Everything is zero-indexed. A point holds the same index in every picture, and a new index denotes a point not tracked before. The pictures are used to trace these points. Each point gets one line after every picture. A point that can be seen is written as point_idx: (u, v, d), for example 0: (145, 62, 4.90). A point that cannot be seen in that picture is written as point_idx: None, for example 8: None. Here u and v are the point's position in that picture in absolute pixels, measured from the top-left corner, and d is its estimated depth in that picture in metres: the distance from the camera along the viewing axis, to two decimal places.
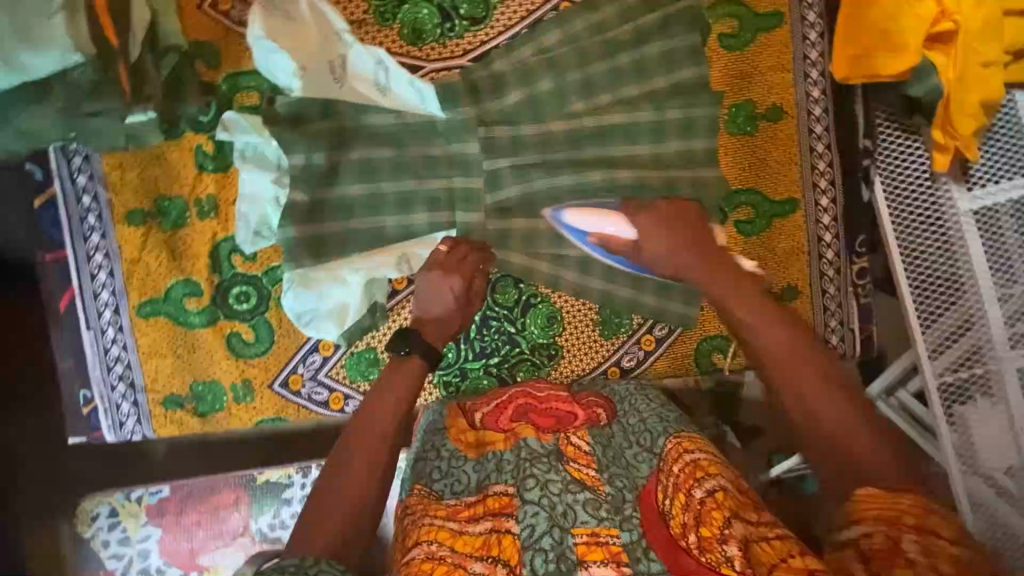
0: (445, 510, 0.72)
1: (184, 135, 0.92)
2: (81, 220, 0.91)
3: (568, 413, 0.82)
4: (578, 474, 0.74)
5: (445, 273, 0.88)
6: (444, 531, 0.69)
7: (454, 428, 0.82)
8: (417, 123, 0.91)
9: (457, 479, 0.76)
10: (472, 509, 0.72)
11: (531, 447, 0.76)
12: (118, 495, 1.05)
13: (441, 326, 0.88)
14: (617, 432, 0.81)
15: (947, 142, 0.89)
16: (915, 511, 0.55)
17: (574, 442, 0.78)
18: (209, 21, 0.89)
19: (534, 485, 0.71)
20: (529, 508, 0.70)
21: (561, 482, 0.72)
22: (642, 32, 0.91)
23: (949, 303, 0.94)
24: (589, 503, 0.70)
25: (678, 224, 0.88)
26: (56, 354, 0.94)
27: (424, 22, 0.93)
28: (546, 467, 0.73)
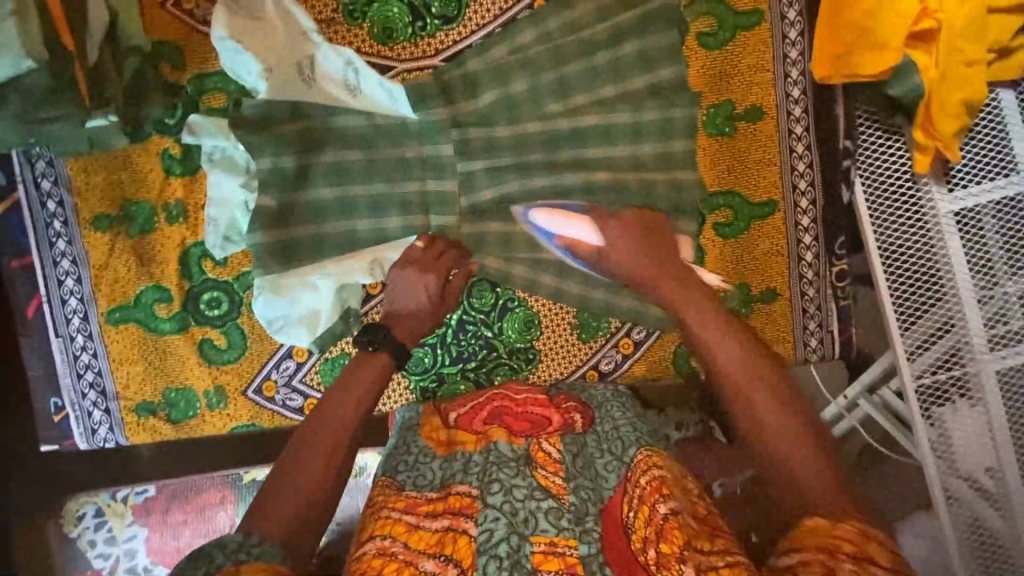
0: (405, 504, 0.71)
1: (150, 139, 0.90)
2: (47, 226, 0.90)
3: (544, 417, 0.82)
4: (545, 480, 0.73)
5: (422, 271, 0.86)
6: (401, 525, 0.67)
7: (427, 426, 0.83)
8: (389, 125, 0.89)
9: (422, 474, 0.75)
10: (432, 505, 0.71)
11: (500, 451, 0.75)
12: (104, 495, 1.03)
13: (412, 322, 0.86)
14: (591, 440, 0.81)
15: (928, 142, 0.88)
16: (855, 540, 0.54)
17: (544, 448, 0.77)
18: (174, 20, 0.87)
19: (497, 490, 0.69)
20: (490, 512, 0.67)
21: (526, 489, 0.70)
22: (618, 31, 0.89)
23: (930, 305, 0.93)
24: (551, 512, 0.68)
25: (654, 232, 0.83)
26: (26, 361, 0.93)
27: (395, 21, 0.91)
28: (512, 472, 0.72)
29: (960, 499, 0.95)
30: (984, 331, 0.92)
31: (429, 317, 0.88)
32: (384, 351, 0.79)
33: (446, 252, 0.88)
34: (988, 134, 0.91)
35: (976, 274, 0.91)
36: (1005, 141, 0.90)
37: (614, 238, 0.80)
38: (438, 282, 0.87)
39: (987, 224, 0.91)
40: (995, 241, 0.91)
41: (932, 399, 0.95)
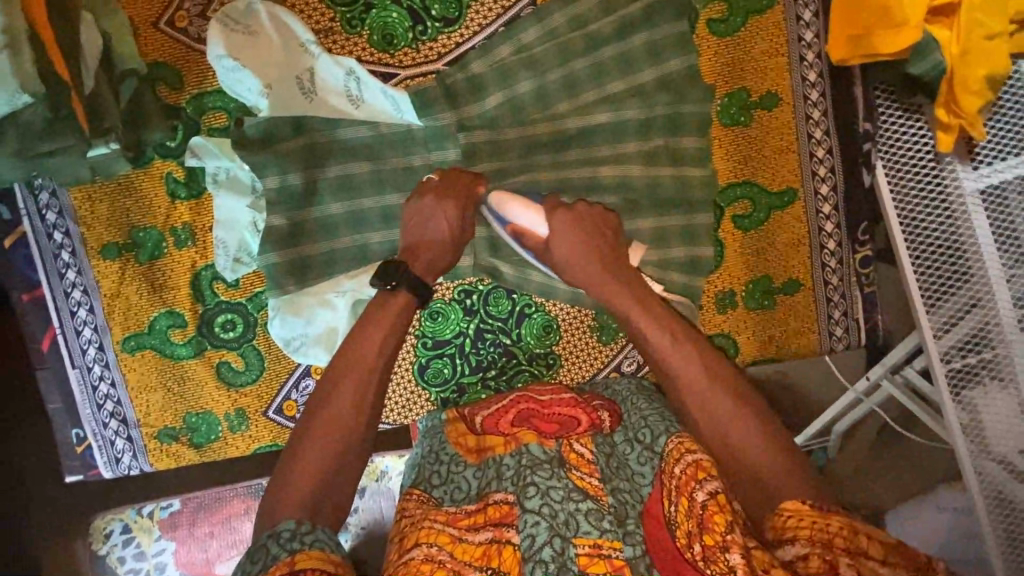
0: (446, 515, 0.68)
1: (152, 163, 0.88)
2: (55, 257, 0.88)
3: (572, 419, 0.77)
4: (581, 481, 0.69)
5: (439, 199, 0.80)
6: (445, 536, 0.65)
7: (454, 431, 0.81)
8: (394, 135, 0.87)
9: (458, 486, 0.74)
10: (472, 518, 0.68)
11: (532, 453, 0.72)
12: (130, 512, 1.00)
13: (428, 257, 0.79)
14: (620, 440, 0.77)
15: (950, 119, 0.85)
16: (844, 534, 0.55)
17: (576, 449, 0.73)
18: (167, 39, 0.84)
19: (534, 493, 0.67)
20: (529, 517, 0.65)
21: (562, 490, 0.67)
22: (625, 24, 0.86)
23: (956, 286, 0.90)
24: (591, 513, 0.65)
25: (600, 232, 0.81)
26: (45, 394, 0.93)
27: (394, 27, 0.87)
28: (546, 474, 0.69)
29: (993, 482, 0.93)
30: (1012, 310, 0.89)
31: (449, 256, 0.81)
32: (405, 289, 0.75)
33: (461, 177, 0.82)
34: (1011, 110, 0.88)
35: (1003, 253, 0.88)
36: None
37: (560, 234, 0.80)
38: (456, 214, 0.80)
39: (1014, 200, 0.88)
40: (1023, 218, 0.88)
41: (962, 382, 0.93)
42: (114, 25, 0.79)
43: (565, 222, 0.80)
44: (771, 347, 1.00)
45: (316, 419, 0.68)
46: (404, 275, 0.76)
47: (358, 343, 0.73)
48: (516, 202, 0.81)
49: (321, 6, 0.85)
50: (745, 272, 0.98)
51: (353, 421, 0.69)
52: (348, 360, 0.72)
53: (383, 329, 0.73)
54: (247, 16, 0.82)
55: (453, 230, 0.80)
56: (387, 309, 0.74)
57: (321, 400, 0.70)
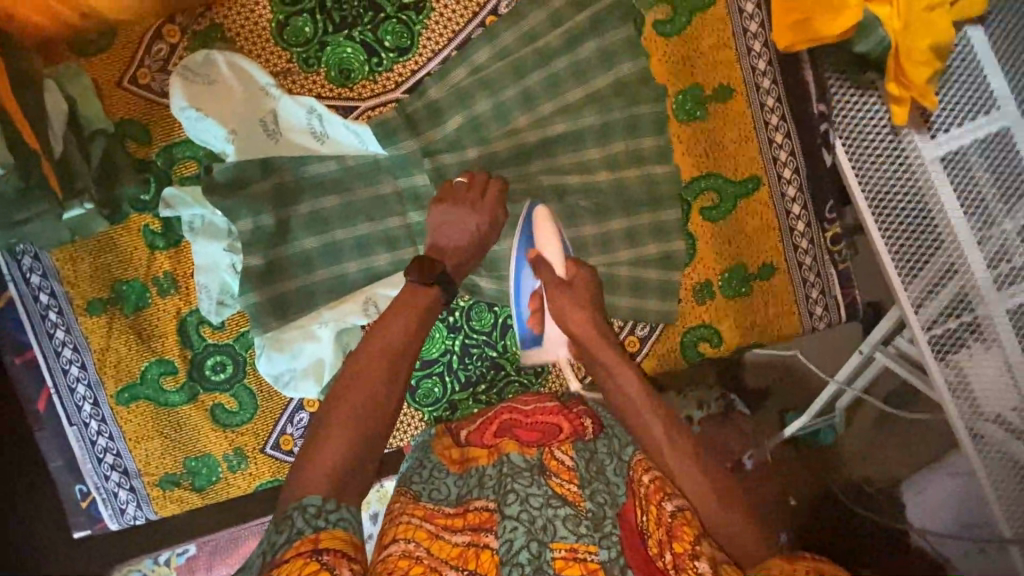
0: (425, 510, 0.69)
1: (128, 218, 0.89)
2: (43, 318, 0.90)
3: (553, 426, 0.79)
4: (560, 489, 0.68)
5: (452, 205, 0.83)
6: (422, 532, 0.65)
7: (439, 445, 0.83)
8: (360, 166, 0.90)
9: (437, 487, 0.74)
10: (451, 519, 0.68)
11: (513, 462, 0.70)
12: (146, 562, 1.01)
13: (457, 258, 0.82)
14: (601, 447, 0.77)
15: (902, 93, 0.87)
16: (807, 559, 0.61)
17: (557, 456, 0.73)
18: (131, 96, 0.86)
19: (513, 501, 0.65)
20: (508, 523, 0.62)
21: (542, 496, 0.66)
22: (572, 35, 0.89)
23: (929, 254, 0.91)
24: (569, 518, 0.64)
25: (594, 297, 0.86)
26: (46, 453, 0.94)
27: (350, 61, 0.88)
28: (526, 483, 0.67)
29: (990, 442, 0.93)
30: (989, 272, 0.89)
31: (473, 257, 0.83)
32: (437, 286, 0.78)
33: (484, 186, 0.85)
34: (962, 77, 0.91)
35: (972, 216, 0.89)
36: (980, 77, 0.89)
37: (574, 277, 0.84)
38: (488, 221, 0.83)
39: (975, 164, 0.89)
40: (987, 180, 0.89)
41: (946, 347, 0.93)
42: (78, 91, 0.84)
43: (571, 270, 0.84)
44: (754, 332, 1.01)
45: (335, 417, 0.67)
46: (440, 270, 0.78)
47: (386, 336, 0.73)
48: (553, 233, 0.86)
49: (277, 49, 0.87)
50: (719, 262, 0.99)
51: (382, 406, 0.69)
52: (374, 350, 0.72)
53: (416, 318, 0.75)
54: (205, 66, 0.84)
55: (480, 235, 0.83)
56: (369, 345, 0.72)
57: (337, 401, 0.68)
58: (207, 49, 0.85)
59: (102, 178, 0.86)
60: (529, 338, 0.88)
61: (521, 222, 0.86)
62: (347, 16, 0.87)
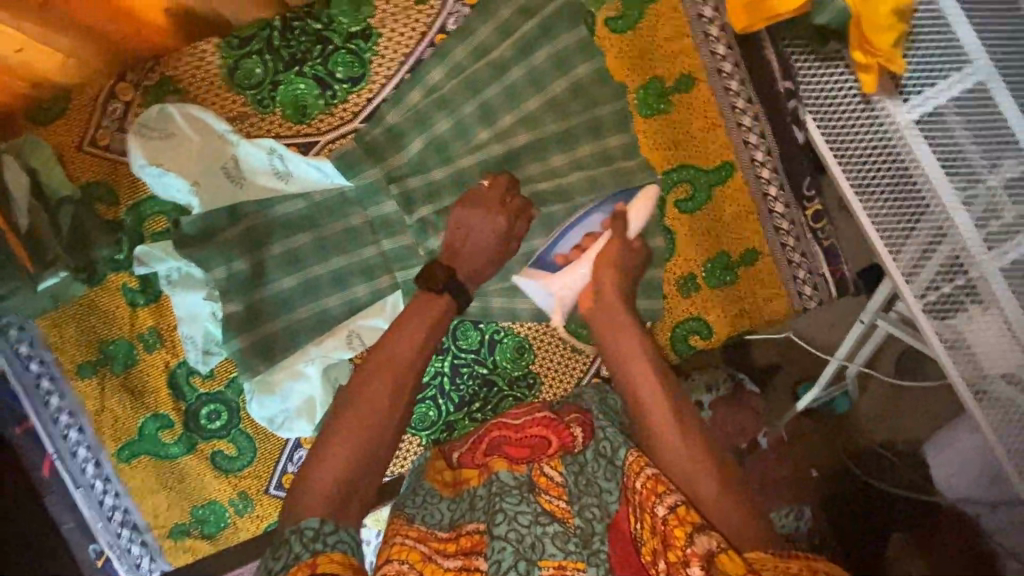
0: (419, 531, 0.71)
1: (106, 278, 0.89)
2: (37, 386, 0.91)
3: (542, 440, 0.79)
4: (549, 505, 0.74)
5: (469, 209, 0.83)
6: (416, 553, 0.68)
7: (431, 468, 0.83)
8: (327, 201, 0.89)
9: (432, 512, 0.76)
10: (444, 543, 0.72)
11: (502, 481, 0.74)
12: None
13: (466, 261, 0.83)
14: (590, 458, 0.80)
15: (869, 60, 0.85)
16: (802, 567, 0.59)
17: (546, 472, 0.77)
18: (94, 159, 0.87)
19: (501, 520, 0.69)
20: (496, 543, 0.67)
21: (531, 514, 0.70)
22: (523, 45, 0.88)
23: (914, 220, 0.89)
24: (558, 536, 0.69)
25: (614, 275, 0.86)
26: (57, 515, 0.97)
27: (305, 97, 0.88)
28: (515, 500, 0.71)
29: (999, 406, 0.89)
30: (977, 232, 0.86)
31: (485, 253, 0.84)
32: (448, 293, 0.79)
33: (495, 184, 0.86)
34: (928, 34, 0.87)
35: (954, 177, 0.86)
36: (948, 32, 0.86)
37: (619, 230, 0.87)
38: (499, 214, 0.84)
39: (953, 122, 0.86)
40: (966, 137, 0.86)
41: (943, 313, 0.90)
42: (40, 159, 0.85)
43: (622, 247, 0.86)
44: (744, 320, 1.00)
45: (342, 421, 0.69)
46: (448, 278, 0.79)
47: (391, 350, 0.74)
48: (645, 213, 0.88)
49: (230, 94, 0.87)
50: (701, 253, 0.98)
51: (387, 414, 0.70)
52: (380, 362, 0.73)
53: (426, 327, 0.76)
54: (162, 121, 0.84)
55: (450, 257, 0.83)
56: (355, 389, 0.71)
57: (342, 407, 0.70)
58: (162, 103, 0.85)
59: (74, 244, 0.86)
60: (548, 264, 0.89)
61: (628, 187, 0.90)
62: (296, 53, 0.87)
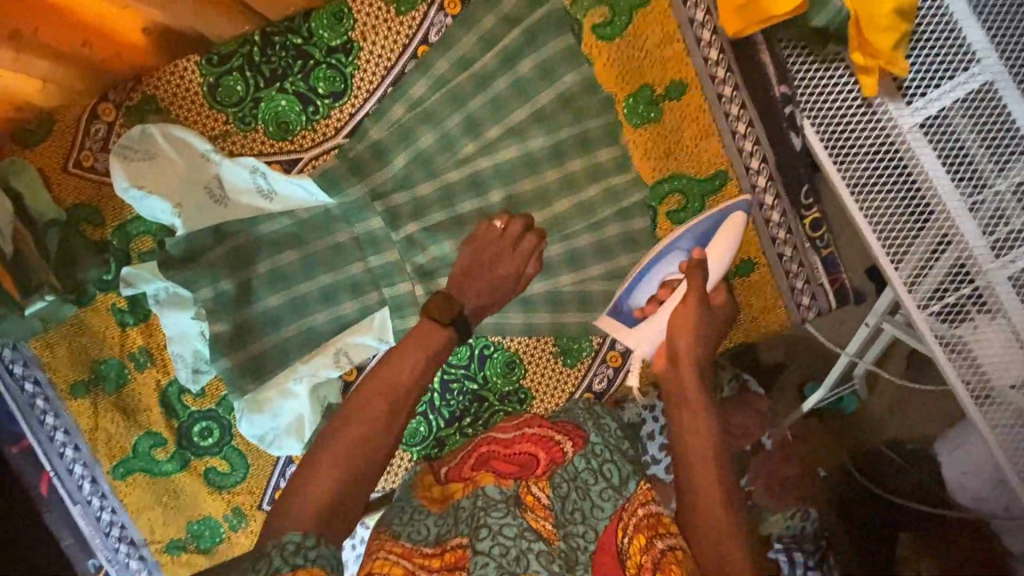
0: (402, 547, 0.69)
1: (96, 298, 0.90)
2: (32, 405, 0.93)
3: (531, 457, 0.81)
4: (536, 522, 0.72)
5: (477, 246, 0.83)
6: (398, 568, 0.66)
7: (420, 484, 0.82)
8: (313, 218, 0.88)
9: (417, 529, 0.74)
10: (428, 559, 0.69)
11: (488, 495, 0.73)
12: None
13: (472, 294, 0.81)
14: (582, 467, 0.80)
15: (868, 62, 0.82)
16: None
17: (533, 492, 0.76)
18: (78, 180, 0.87)
19: (485, 535, 0.68)
20: (479, 558, 0.66)
21: (517, 527, 0.69)
22: (508, 55, 0.85)
23: (919, 227, 0.85)
24: (542, 553, 0.68)
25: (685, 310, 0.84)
26: (58, 531, 0.98)
27: (287, 113, 0.87)
28: (501, 514, 0.70)
29: (1007, 420, 0.85)
30: (984, 239, 0.82)
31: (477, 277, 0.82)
32: (452, 328, 0.76)
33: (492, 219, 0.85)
34: (933, 34, 0.83)
35: (960, 182, 0.82)
36: (955, 30, 0.81)
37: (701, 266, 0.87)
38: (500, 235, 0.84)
39: (960, 125, 0.82)
40: (973, 140, 0.82)
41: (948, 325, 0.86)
42: (25, 182, 0.85)
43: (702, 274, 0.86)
44: (739, 331, 0.98)
45: (334, 440, 0.68)
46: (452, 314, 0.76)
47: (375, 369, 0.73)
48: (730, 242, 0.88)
49: (211, 112, 0.86)
50: None
51: (378, 437, 0.69)
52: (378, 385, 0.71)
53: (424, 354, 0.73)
54: (143, 142, 0.83)
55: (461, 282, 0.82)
56: (352, 408, 0.70)
57: (337, 425, 0.69)
58: (144, 124, 0.84)
59: (63, 266, 0.87)
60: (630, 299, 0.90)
61: (718, 210, 0.88)
62: (276, 68, 0.85)
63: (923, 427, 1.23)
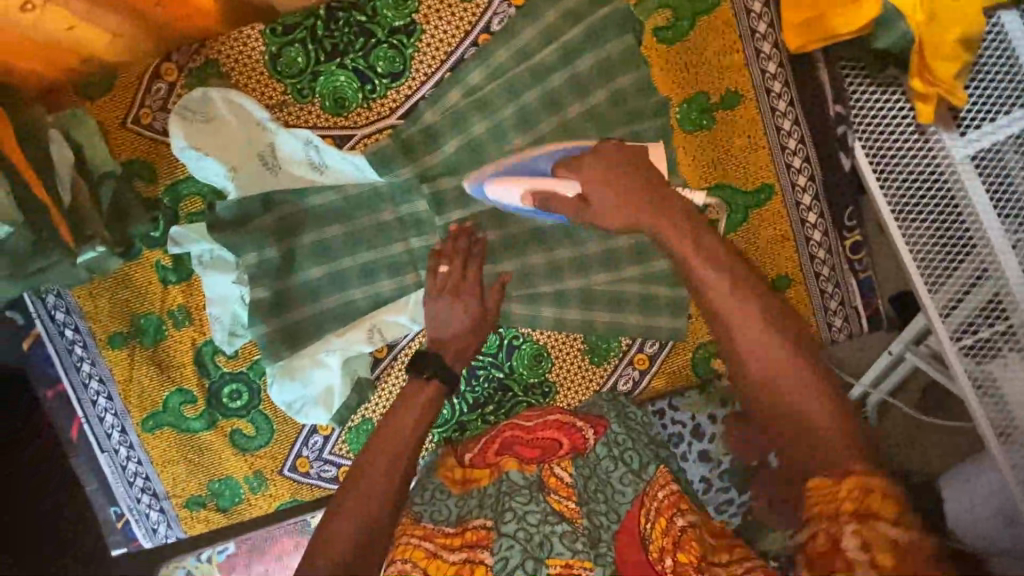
0: (425, 530, 0.72)
1: (142, 254, 0.92)
2: (70, 352, 0.95)
3: (554, 442, 0.80)
4: (558, 505, 0.75)
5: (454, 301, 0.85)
6: (420, 551, 0.69)
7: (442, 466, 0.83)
8: (360, 195, 0.89)
9: (438, 509, 0.76)
10: (450, 538, 0.72)
11: (511, 481, 0.76)
12: (190, 559, 1.02)
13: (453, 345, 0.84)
14: (602, 455, 0.82)
15: (927, 89, 0.81)
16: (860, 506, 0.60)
17: (557, 473, 0.78)
18: (134, 136, 0.89)
19: (510, 518, 0.72)
20: (505, 541, 0.70)
21: (540, 513, 0.73)
22: (568, 50, 0.85)
23: (958, 259, 0.84)
24: (566, 535, 0.72)
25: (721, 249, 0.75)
26: (81, 477, 0.99)
27: (344, 89, 0.88)
28: (524, 500, 0.74)
29: None
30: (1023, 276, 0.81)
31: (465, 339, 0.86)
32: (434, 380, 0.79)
33: (471, 268, 0.87)
34: (995, 69, 0.82)
35: (1005, 217, 0.82)
36: (1016, 65, 0.81)
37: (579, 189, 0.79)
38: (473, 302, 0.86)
39: (1011, 160, 0.81)
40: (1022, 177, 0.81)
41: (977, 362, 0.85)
42: (85, 135, 0.87)
43: (607, 205, 0.76)
44: None
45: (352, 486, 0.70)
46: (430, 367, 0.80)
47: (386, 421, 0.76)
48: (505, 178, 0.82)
49: (270, 82, 0.88)
50: None
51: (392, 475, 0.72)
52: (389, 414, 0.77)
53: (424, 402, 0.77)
54: (201, 103, 0.85)
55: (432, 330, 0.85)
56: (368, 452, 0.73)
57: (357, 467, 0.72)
58: (205, 87, 0.86)
59: (113, 219, 0.89)
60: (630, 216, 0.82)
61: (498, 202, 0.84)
62: (338, 43, 0.87)
63: (938, 459, 1.23)
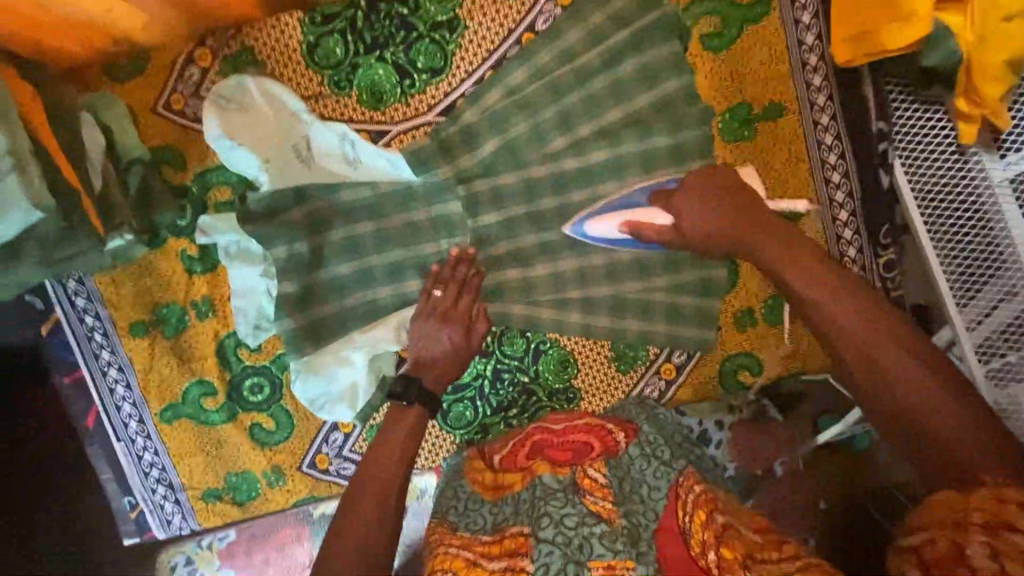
0: (463, 539, 0.73)
1: (167, 242, 0.91)
2: (89, 339, 0.93)
3: (585, 444, 0.81)
4: (595, 506, 0.72)
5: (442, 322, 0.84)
6: (460, 561, 0.69)
7: (472, 467, 0.84)
8: (393, 193, 0.87)
9: (474, 519, 0.76)
10: (488, 546, 0.71)
11: (546, 485, 0.74)
12: (191, 543, 0.99)
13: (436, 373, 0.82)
14: (636, 455, 0.79)
15: (973, 109, 0.79)
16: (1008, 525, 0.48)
17: (591, 475, 0.76)
18: (164, 122, 0.88)
19: (548, 524, 0.69)
20: (544, 546, 0.67)
21: (578, 515, 0.70)
22: (613, 53, 0.84)
23: (989, 283, 0.82)
24: (605, 536, 0.68)
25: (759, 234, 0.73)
26: (96, 465, 0.98)
27: (382, 83, 0.86)
28: (560, 503, 0.71)
29: None
30: None
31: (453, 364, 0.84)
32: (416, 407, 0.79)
33: (465, 300, 0.85)
34: None
35: None
36: None
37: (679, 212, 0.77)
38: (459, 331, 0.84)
39: None
40: None
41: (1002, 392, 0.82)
42: (114, 118, 0.85)
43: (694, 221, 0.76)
44: (796, 362, 0.98)
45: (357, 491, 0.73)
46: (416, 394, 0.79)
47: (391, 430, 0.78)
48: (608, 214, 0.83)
49: (307, 72, 0.86)
50: (763, 290, 0.96)
51: (392, 477, 0.74)
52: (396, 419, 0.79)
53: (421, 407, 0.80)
54: (235, 91, 0.83)
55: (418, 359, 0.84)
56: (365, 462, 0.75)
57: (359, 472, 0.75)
58: (240, 74, 0.84)
59: (140, 206, 0.87)
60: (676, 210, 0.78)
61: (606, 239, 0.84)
62: (378, 36, 0.85)
63: None
